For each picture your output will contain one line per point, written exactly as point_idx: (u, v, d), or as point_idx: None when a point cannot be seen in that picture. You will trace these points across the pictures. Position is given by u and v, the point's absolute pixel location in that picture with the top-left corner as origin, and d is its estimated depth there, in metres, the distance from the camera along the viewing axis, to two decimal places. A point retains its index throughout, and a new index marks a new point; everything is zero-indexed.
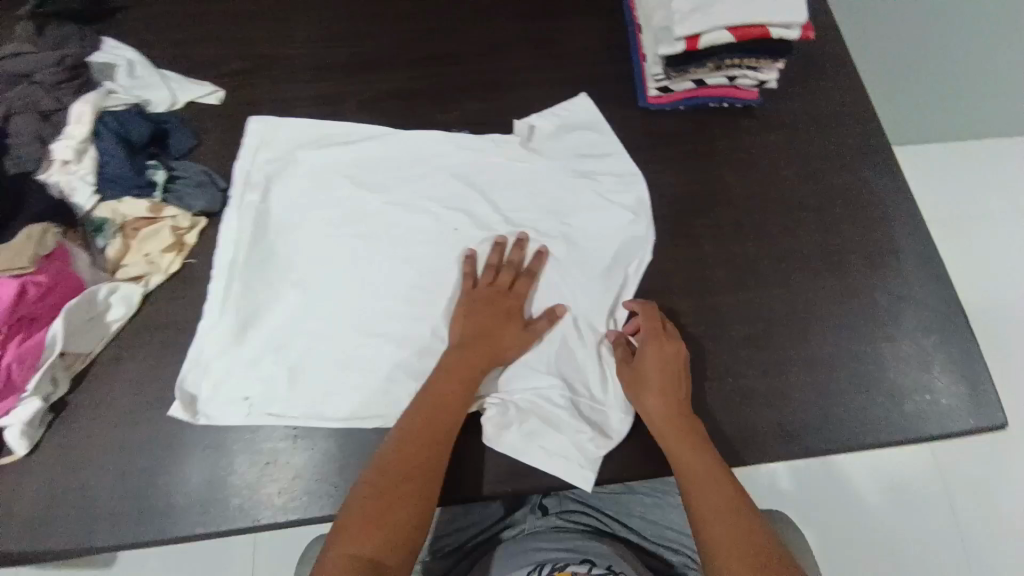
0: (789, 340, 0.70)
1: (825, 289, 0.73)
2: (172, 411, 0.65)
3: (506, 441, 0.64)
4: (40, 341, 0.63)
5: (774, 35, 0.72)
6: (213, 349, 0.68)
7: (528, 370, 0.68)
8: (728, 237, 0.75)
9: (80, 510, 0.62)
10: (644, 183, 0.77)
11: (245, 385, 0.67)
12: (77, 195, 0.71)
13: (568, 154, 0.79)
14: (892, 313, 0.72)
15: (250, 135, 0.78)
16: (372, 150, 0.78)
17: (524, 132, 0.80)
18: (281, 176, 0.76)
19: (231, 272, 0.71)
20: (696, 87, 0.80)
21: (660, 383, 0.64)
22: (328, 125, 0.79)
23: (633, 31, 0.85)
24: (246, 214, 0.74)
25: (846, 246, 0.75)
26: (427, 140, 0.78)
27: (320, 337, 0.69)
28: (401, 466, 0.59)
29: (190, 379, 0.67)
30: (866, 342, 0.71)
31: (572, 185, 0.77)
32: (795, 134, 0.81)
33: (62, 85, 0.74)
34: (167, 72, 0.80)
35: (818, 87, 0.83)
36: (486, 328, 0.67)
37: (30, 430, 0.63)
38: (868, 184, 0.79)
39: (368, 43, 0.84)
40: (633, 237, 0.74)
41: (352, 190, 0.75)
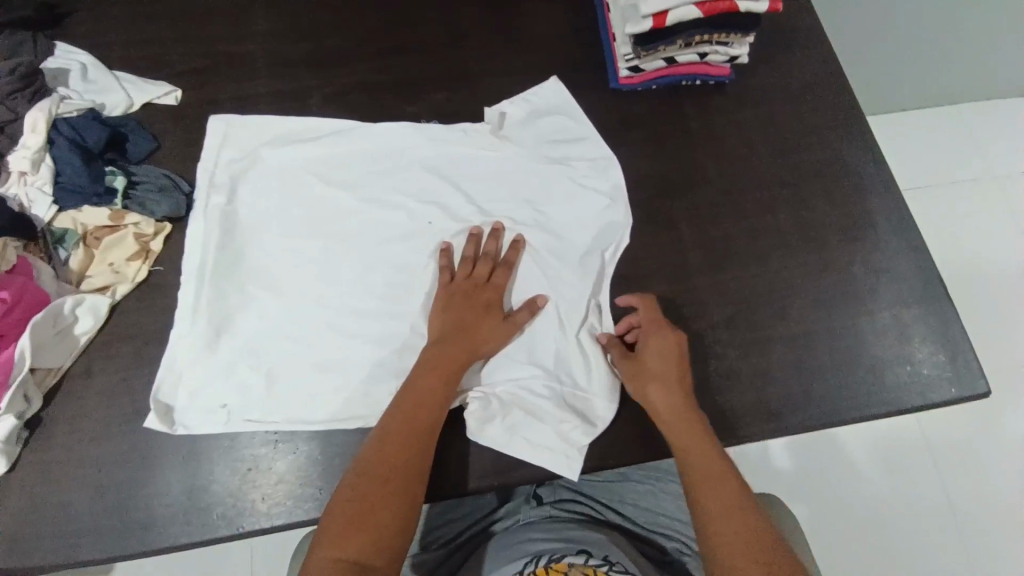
0: (770, 319, 0.70)
1: (803, 265, 0.73)
2: (148, 421, 0.64)
3: (490, 434, 0.64)
4: (7, 358, 0.61)
5: (742, 8, 0.71)
6: (187, 358, 0.67)
7: (510, 362, 0.67)
8: (705, 217, 0.75)
9: (58, 528, 0.61)
10: (617, 165, 0.76)
11: (223, 392, 0.66)
12: (36, 206, 0.69)
13: (540, 140, 0.77)
14: (871, 286, 0.73)
15: (212, 135, 0.76)
16: (340, 144, 0.75)
17: (495, 119, 0.78)
18: (247, 176, 0.74)
19: (201, 278, 0.69)
20: (668, 66, 0.79)
21: (660, 376, 0.64)
22: (293, 121, 0.77)
23: (601, 11, 0.83)
24: (213, 217, 0.72)
25: (823, 220, 0.75)
26: (395, 133, 0.76)
27: (299, 339, 0.68)
28: (382, 466, 0.58)
29: (165, 388, 0.66)
30: (845, 317, 0.71)
31: (546, 171, 0.76)
32: (768, 110, 0.80)
33: (15, 95, 0.71)
34: (121, 74, 0.78)
35: (789, 60, 0.83)
36: (465, 322, 0.66)
37: (7, 448, 0.61)
38: (843, 157, 0.79)
39: (330, 35, 0.82)
40: (610, 222, 0.74)
41: (322, 188, 0.74)
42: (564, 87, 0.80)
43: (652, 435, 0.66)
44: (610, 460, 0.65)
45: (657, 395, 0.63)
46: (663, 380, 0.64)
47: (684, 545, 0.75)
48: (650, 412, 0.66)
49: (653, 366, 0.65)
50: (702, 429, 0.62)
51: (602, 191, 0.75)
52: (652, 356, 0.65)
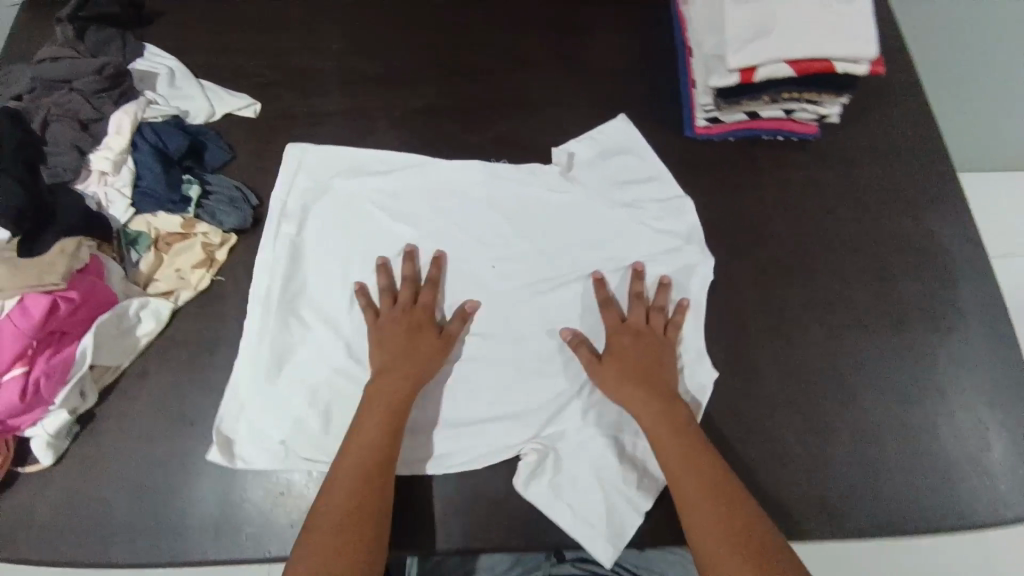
0: (832, 402, 0.66)
1: (874, 349, 0.68)
2: (211, 455, 0.64)
3: (538, 488, 0.63)
4: (68, 357, 0.63)
5: (839, 70, 0.64)
6: (247, 391, 0.67)
7: (558, 416, 0.66)
8: (773, 283, 0.70)
9: (97, 524, 0.63)
10: (690, 206, 0.73)
11: (279, 426, 0.66)
12: (113, 207, 0.70)
13: (608, 181, 0.75)
14: (950, 382, 0.67)
15: (288, 165, 0.76)
16: (409, 179, 0.75)
17: (563, 159, 0.76)
18: (316, 207, 0.74)
19: (267, 306, 0.70)
20: (750, 119, 0.74)
21: (631, 376, 0.63)
22: (363, 153, 0.77)
23: (682, 53, 0.79)
24: (281, 247, 0.72)
25: (902, 302, 0.70)
26: (464, 172, 0.75)
27: (354, 376, 0.68)
28: (334, 514, 0.56)
29: (227, 420, 0.66)
30: (918, 412, 0.65)
31: (614, 215, 0.73)
32: (852, 173, 0.75)
33: (101, 93, 0.73)
34: (204, 81, 0.81)
35: (880, 122, 0.77)
36: (403, 347, 0.65)
37: (55, 442, 0.64)
38: (931, 233, 0.73)
39: (405, 59, 0.82)
40: (688, 267, 0.70)
41: (387, 224, 0.73)
42: (634, 125, 0.78)
43: None
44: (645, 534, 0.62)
45: (627, 390, 0.62)
46: (633, 377, 0.63)
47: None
48: None
49: (624, 365, 0.64)
50: (674, 419, 0.61)
51: (674, 233, 0.72)
52: (624, 356, 0.64)
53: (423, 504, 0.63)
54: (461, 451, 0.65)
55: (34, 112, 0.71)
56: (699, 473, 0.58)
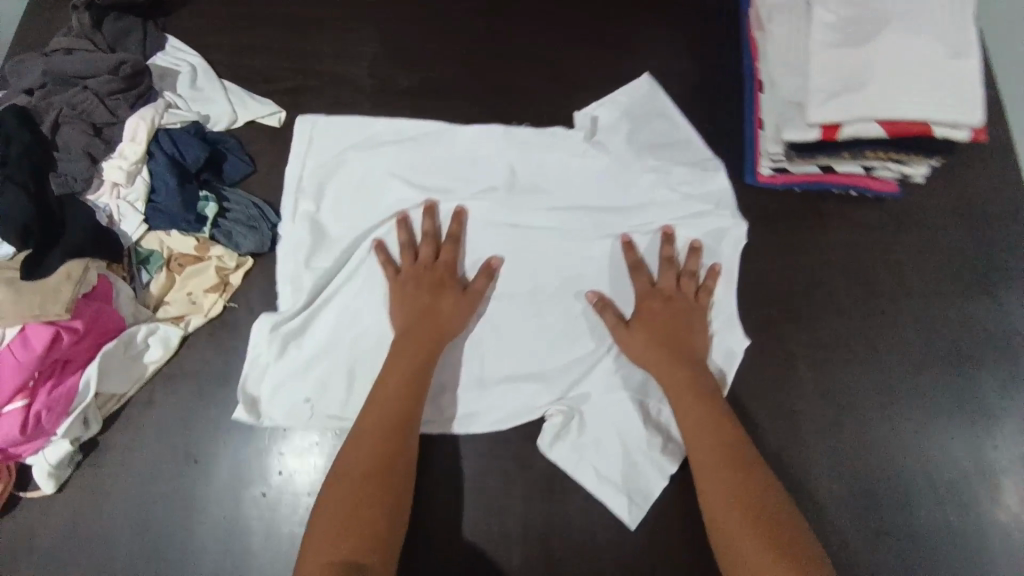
0: (877, 496, 0.62)
1: (916, 441, 0.63)
2: (236, 414, 0.64)
3: (561, 450, 0.64)
4: (71, 388, 0.60)
5: (937, 134, 0.56)
6: (272, 354, 0.66)
7: (577, 386, 0.66)
8: (824, 360, 0.66)
9: (98, 558, 0.61)
10: (722, 169, 0.69)
11: (302, 387, 0.65)
12: (124, 223, 0.66)
13: (637, 143, 0.71)
14: (1002, 481, 0.62)
15: (298, 137, 0.71)
16: (430, 151, 0.71)
17: (586, 124, 0.72)
18: (335, 181, 0.70)
19: (296, 284, 0.67)
20: (822, 172, 0.66)
21: (657, 348, 0.62)
22: (377, 121, 0.72)
23: (750, 87, 0.71)
24: (301, 223, 0.68)
25: (954, 392, 0.65)
26: (482, 137, 0.71)
27: (375, 333, 0.66)
28: (353, 465, 0.55)
29: (252, 380, 0.65)
30: (957, 516, 0.61)
31: (643, 180, 0.69)
32: (923, 240, 0.69)
33: (116, 94, 0.68)
34: (227, 82, 0.75)
35: (960, 184, 0.70)
36: (426, 304, 0.64)
37: (56, 471, 0.61)
38: (1004, 314, 0.67)
39: (443, 71, 0.75)
40: (721, 233, 0.68)
41: (408, 193, 0.69)
42: (658, 85, 0.73)
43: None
44: None
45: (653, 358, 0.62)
46: (660, 348, 0.62)
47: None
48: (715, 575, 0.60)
49: (650, 334, 0.63)
50: (700, 396, 0.59)
51: (706, 198, 0.69)
52: (649, 326, 0.63)
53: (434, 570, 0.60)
54: (486, 412, 0.65)
55: (45, 111, 0.66)
56: (725, 448, 0.56)
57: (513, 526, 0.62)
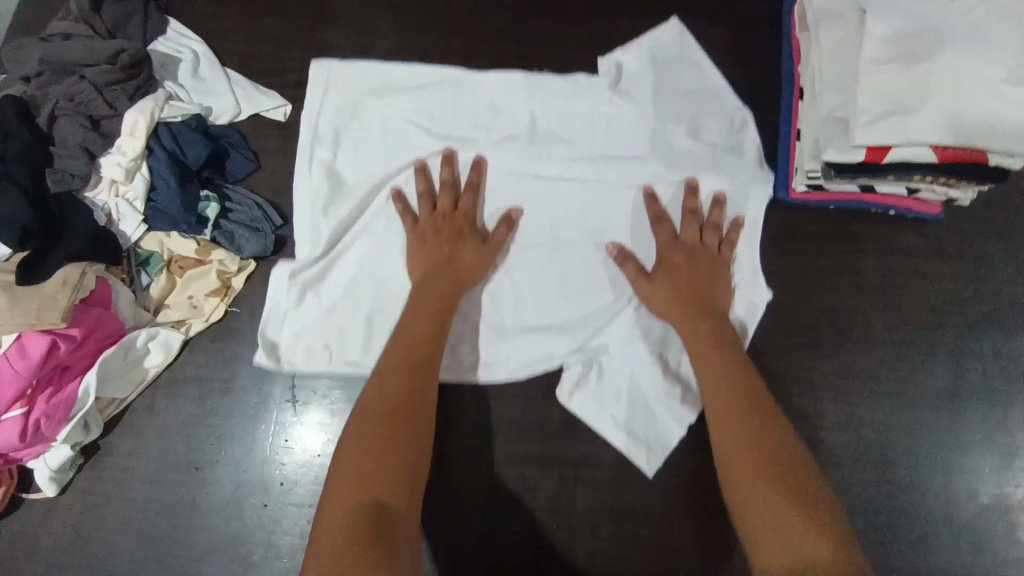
0: (884, 536, 0.61)
1: (932, 477, 0.62)
2: (256, 356, 0.63)
3: (580, 402, 0.62)
4: (71, 394, 0.59)
5: (992, 162, 0.52)
6: (291, 300, 0.65)
7: (596, 337, 0.63)
8: (846, 390, 0.63)
9: (101, 560, 0.62)
10: (751, 121, 0.67)
11: (323, 332, 0.65)
12: (123, 222, 0.64)
13: (666, 92, 0.68)
14: (1015, 528, 0.62)
15: (314, 82, 0.68)
16: (449, 99, 0.68)
17: (612, 72, 0.68)
18: (352, 129, 0.68)
19: (315, 235, 0.66)
20: (861, 192, 0.62)
21: (680, 302, 0.60)
22: (394, 65, 0.68)
23: (790, 95, 0.66)
24: (317, 171, 0.66)
25: (977, 429, 0.63)
26: (500, 84, 0.68)
27: (395, 280, 0.65)
28: (366, 401, 0.53)
29: (271, 328, 0.64)
30: (964, 553, 0.61)
31: (668, 130, 0.67)
32: (968, 269, 0.64)
33: (115, 85, 0.65)
34: (231, 71, 0.72)
35: (1011, 205, 0.65)
36: (445, 251, 0.62)
37: (58, 475, 0.61)
38: None
39: (460, 67, 0.71)
40: (750, 188, 0.65)
41: (426, 141, 0.67)
42: (687, 32, 0.69)
43: None
44: None
45: (675, 309, 0.60)
46: (683, 300, 0.60)
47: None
48: None
49: (673, 286, 0.61)
50: (724, 350, 0.57)
51: (734, 150, 0.66)
52: (672, 279, 0.61)
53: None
54: (504, 361, 0.64)
55: (43, 102, 0.64)
56: (748, 401, 0.54)
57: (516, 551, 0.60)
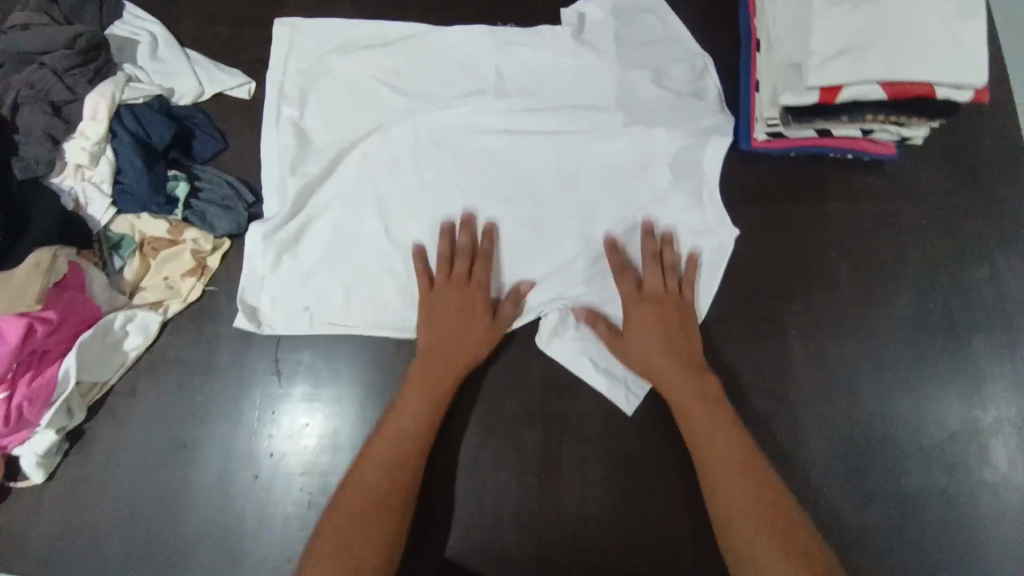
0: (876, 466, 0.62)
1: (919, 408, 0.63)
2: (236, 322, 0.64)
3: (558, 346, 0.64)
4: (51, 377, 0.59)
5: (940, 96, 0.53)
6: (267, 264, 0.66)
7: (571, 281, 0.66)
8: (824, 330, 0.64)
9: (91, 545, 0.61)
10: (713, 67, 0.70)
11: (305, 296, 0.66)
12: (92, 206, 0.63)
13: (626, 41, 0.71)
14: (999, 452, 0.63)
15: (278, 41, 0.71)
16: (413, 58, 0.71)
17: (574, 22, 0.71)
18: (318, 85, 0.70)
19: (283, 195, 0.67)
20: (819, 136, 0.64)
21: (660, 354, 0.60)
22: (361, 24, 0.72)
23: (746, 47, 0.68)
24: (287, 129, 0.69)
25: (961, 358, 0.64)
26: (469, 45, 0.71)
27: (369, 233, 0.67)
28: (357, 490, 0.55)
29: (250, 292, 0.65)
30: (961, 480, 0.62)
31: (632, 77, 0.70)
32: (933, 206, 0.66)
33: (74, 70, 0.64)
34: (191, 51, 0.71)
35: (968, 139, 0.67)
36: (452, 331, 0.62)
37: (45, 460, 0.61)
38: (1011, 282, 0.64)
39: (423, 37, 0.72)
40: (713, 132, 0.67)
41: (395, 97, 0.70)
42: None
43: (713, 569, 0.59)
44: None
45: (654, 359, 0.60)
46: (666, 352, 0.60)
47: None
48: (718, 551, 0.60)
49: (641, 338, 0.61)
50: (710, 400, 0.58)
51: (696, 93, 0.69)
52: (636, 332, 0.61)
53: (422, 552, 0.59)
54: None
55: (4, 94, 0.63)
56: (734, 452, 0.55)
57: (507, 503, 0.60)
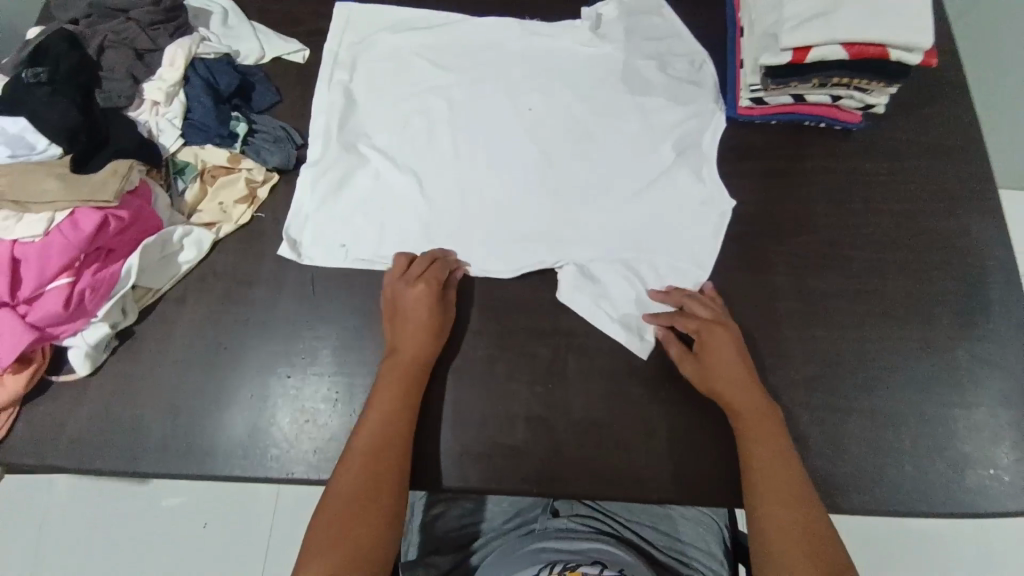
0: (857, 391, 0.67)
1: (896, 339, 0.69)
2: (281, 250, 0.72)
3: (577, 298, 0.70)
4: (114, 273, 0.66)
5: (893, 57, 0.66)
6: (312, 204, 0.75)
7: (579, 226, 0.74)
8: (806, 269, 0.71)
9: (128, 436, 0.66)
10: (711, 62, 0.81)
11: (343, 234, 0.74)
12: (162, 137, 0.72)
13: (636, 37, 0.82)
14: (973, 380, 0.68)
15: (337, 20, 0.83)
16: (449, 37, 0.82)
17: (592, 18, 0.83)
18: (366, 57, 0.81)
19: (327, 140, 0.77)
20: (796, 103, 0.74)
21: (726, 389, 0.63)
22: (407, 11, 0.84)
23: (733, 36, 0.80)
24: (336, 89, 0.79)
25: (933, 298, 0.70)
26: (497, 29, 0.83)
27: (404, 181, 0.75)
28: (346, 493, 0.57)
29: (295, 227, 0.73)
30: (936, 405, 0.67)
31: (639, 64, 0.81)
32: (896, 167, 0.75)
33: (157, 25, 0.74)
34: (256, 24, 0.82)
35: (926, 115, 0.77)
36: (402, 326, 0.66)
37: (93, 353, 0.66)
38: (968, 232, 0.73)
39: (457, 18, 0.84)
40: (705, 113, 0.78)
41: (433, 69, 0.81)
42: None
43: (703, 477, 0.64)
44: (656, 494, 0.63)
45: (730, 392, 0.63)
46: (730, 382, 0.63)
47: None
48: (709, 461, 0.65)
49: (716, 368, 0.64)
50: (773, 429, 0.61)
51: (695, 82, 0.80)
52: (716, 361, 0.64)
53: (438, 447, 0.64)
54: (507, 261, 0.72)
55: (90, 36, 0.72)
56: (791, 482, 0.59)
57: (517, 407, 0.66)
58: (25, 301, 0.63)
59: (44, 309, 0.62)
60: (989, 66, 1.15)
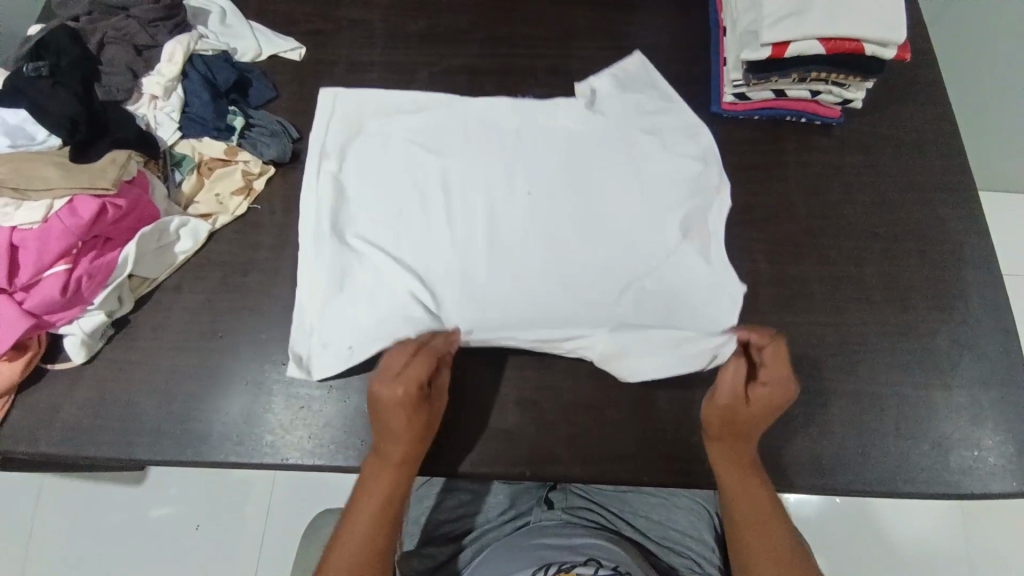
0: (841, 375, 0.69)
1: (878, 325, 0.71)
2: (290, 372, 0.68)
3: (613, 355, 0.67)
4: (110, 261, 0.67)
5: (868, 51, 0.69)
6: (315, 312, 0.70)
7: (592, 303, 0.70)
8: (788, 257, 0.73)
9: (123, 424, 0.66)
10: (708, 132, 0.77)
11: (348, 335, 0.68)
12: (161, 129, 0.74)
13: (633, 113, 0.78)
14: (954, 363, 0.70)
15: (319, 110, 0.78)
16: (440, 115, 0.78)
17: (587, 95, 0.79)
18: (353, 146, 0.76)
19: (321, 241, 0.72)
20: (776, 98, 0.77)
21: (741, 446, 0.63)
22: (394, 94, 0.79)
23: (715, 33, 0.82)
24: (326, 182, 0.74)
25: (912, 285, 0.73)
26: (488, 100, 0.78)
27: (409, 271, 0.70)
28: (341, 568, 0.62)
29: (299, 339, 0.69)
30: (919, 388, 0.69)
31: (638, 139, 0.77)
32: (876, 161, 0.78)
33: (157, 22, 0.76)
34: (253, 23, 0.84)
35: (903, 109, 0.80)
36: (390, 424, 0.61)
37: (89, 341, 0.67)
38: (944, 221, 0.75)
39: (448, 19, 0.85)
40: (708, 154, 0.76)
41: (426, 154, 0.76)
42: (648, 62, 0.81)
43: (692, 461, 0.65)
44: (645, 476, 0.65)
45: (735, 446, 0.64)
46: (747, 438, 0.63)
47: (697, 565, 0.75)
48: (698, 446, 0.66)
49: (750, 421, 0.63)
50: (750, 465, 0.64)
51: (698, 157, 0.76)
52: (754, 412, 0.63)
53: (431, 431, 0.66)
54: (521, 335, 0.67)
55: (90, 32, 0.73)
56: (761, 505, 0.64)
57: (510, 392, 0.67)
58: (22, 288, 0.64)
59: (42, 295, 0.63)
60: (964, 65, 1.20)
